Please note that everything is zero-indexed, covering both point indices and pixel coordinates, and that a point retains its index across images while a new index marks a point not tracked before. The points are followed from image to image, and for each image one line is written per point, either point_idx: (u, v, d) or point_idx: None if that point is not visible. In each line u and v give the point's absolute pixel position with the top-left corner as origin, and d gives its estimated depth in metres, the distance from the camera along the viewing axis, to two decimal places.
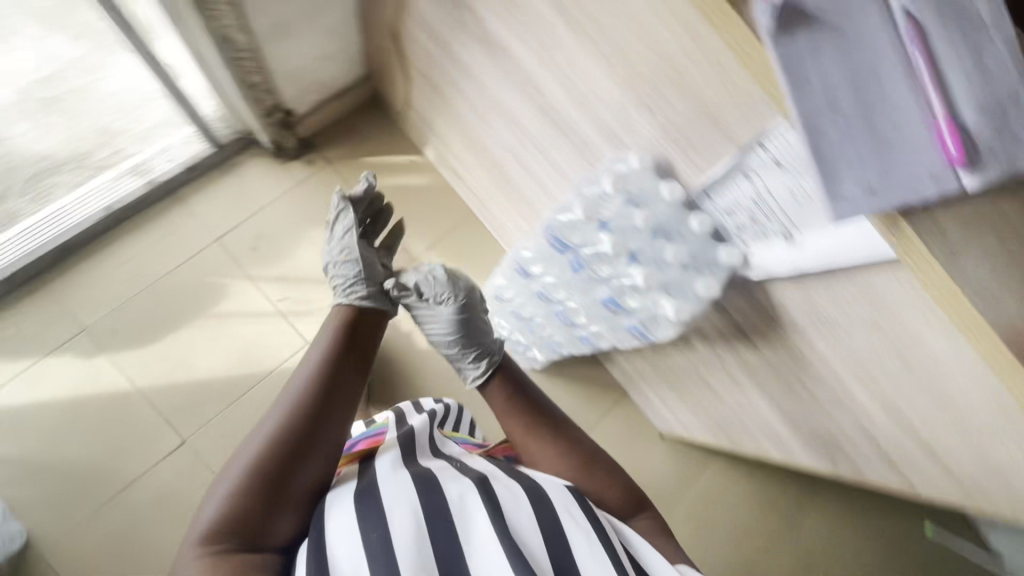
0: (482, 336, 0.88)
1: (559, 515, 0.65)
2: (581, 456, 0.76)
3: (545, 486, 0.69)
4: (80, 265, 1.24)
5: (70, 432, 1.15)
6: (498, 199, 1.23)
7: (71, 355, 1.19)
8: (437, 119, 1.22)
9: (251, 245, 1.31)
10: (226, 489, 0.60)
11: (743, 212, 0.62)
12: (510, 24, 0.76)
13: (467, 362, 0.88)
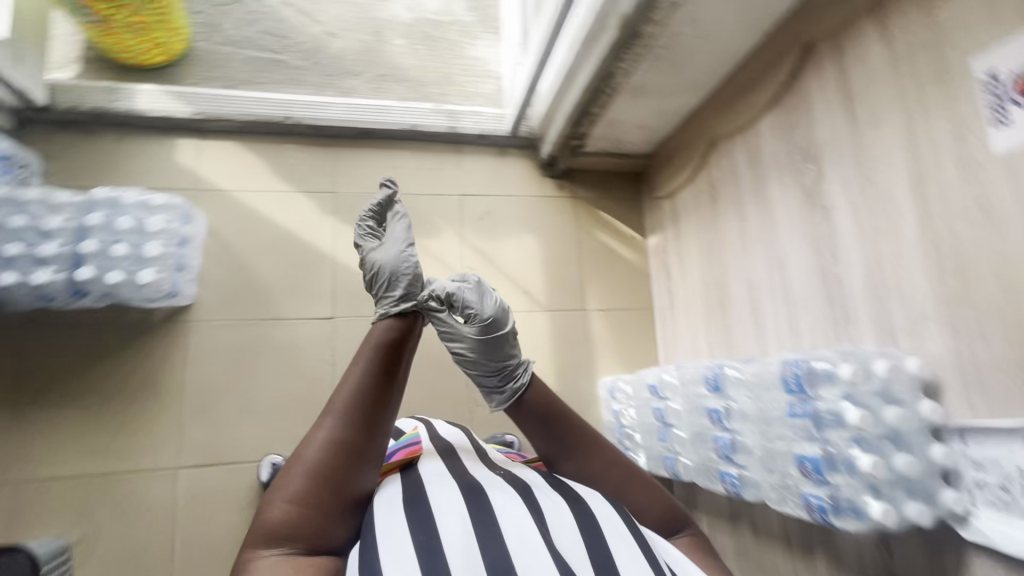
0: (510, 357, 0.90)
1: (602, 529, 0.73)
2: (627, 485, 0.88)
3: (591, 500, 0.79)
4: (365, 149, 1.42)
5: (267, 253, 1.32)
6: (695, 313, 1.29)
7: (309, 202, 1.36)
8: (688, 222, 1.33)
9: (477, 214, 1.46)
10: (278, 497, 0.70)
11: (995, 474, 0.61)
12: (852, 198, 0.84)
13: (498, 378, 0.89)
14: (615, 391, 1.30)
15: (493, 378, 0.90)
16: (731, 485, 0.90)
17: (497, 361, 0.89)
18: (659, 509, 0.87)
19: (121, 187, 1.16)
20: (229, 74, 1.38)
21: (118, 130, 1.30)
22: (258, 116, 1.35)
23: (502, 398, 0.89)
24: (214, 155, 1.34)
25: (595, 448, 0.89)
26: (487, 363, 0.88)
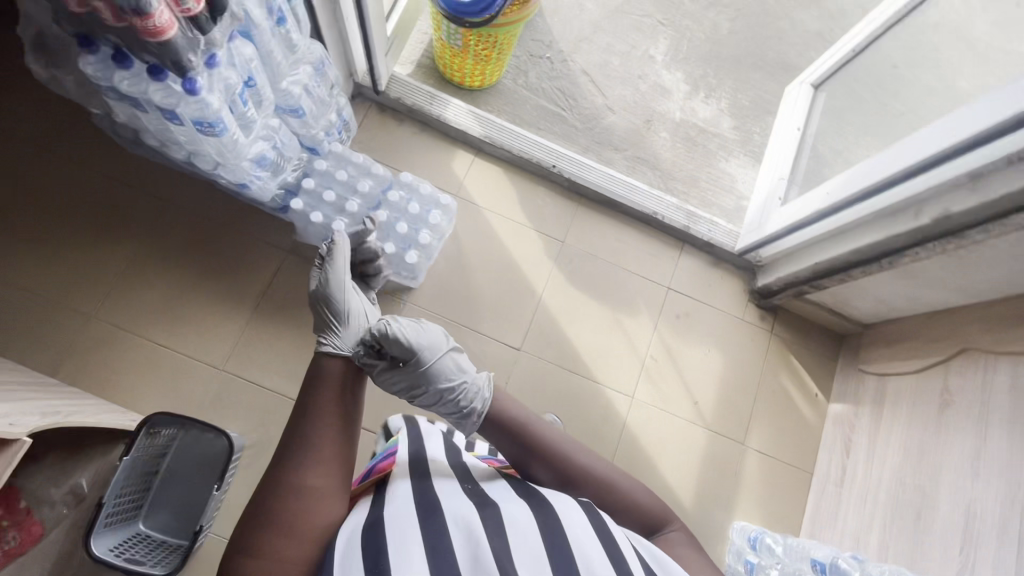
0: (459, 381, 0.95)
1: (561, 525, 0.73)
2: (593, 489, 0.86)
3: (559, 504, 0.78)
4: (604, 216, 1.52)
5: (490, 273, 1.44)
6: (877, 504, 1.23)
7: (539, 242, 1.48)
8: (897, 411, 1.29)
9: (677, 312, 1.50)
10: (259, 550, 0.68)
11: None
12: None
13: (454, 404, 0.93)
14: (757, 541, 1.26)
15: (453, 408, 0.93)
16: None
17: (452, 388, 0.94)
18: (636, 511, 0.86)
19: (420, 183, 1.29)
20: (521, 113, 1.56)
21: (418, 125, 1.50)
22: (534, 156, 1.50)
23: (470, 423, 0.91)
24: (481, 172, 1.50)
25: (554, 454, 0.86)
26: (442, 391, 0.94)
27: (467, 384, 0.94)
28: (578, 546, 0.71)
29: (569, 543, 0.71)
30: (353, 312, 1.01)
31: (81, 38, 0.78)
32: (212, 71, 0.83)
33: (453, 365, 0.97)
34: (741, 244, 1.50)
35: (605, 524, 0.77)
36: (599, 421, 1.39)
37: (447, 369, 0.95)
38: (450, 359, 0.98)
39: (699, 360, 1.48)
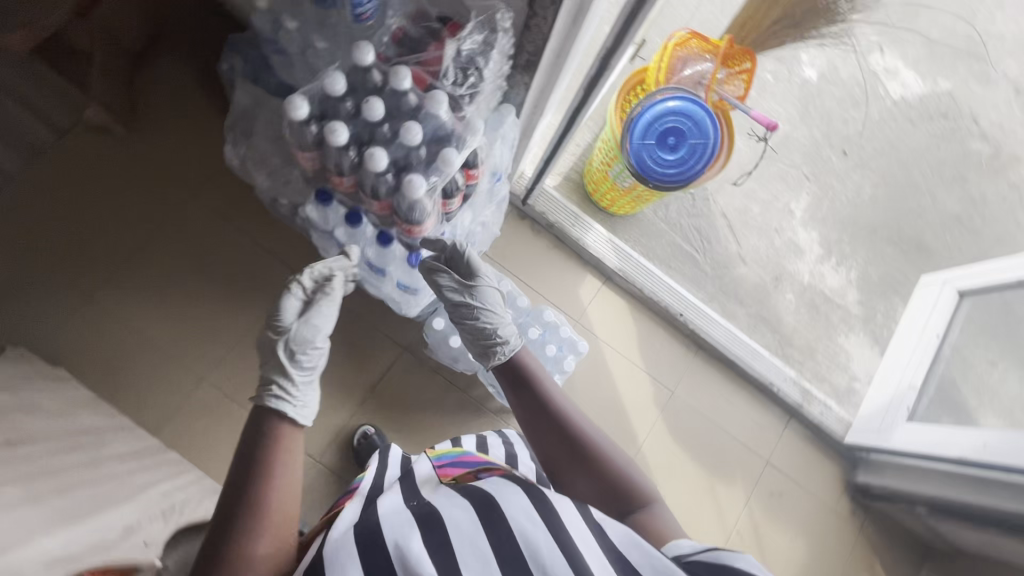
0: (485, 317, 0.88)
1: (498, 506, 0.63)
2: (559, 437, 0.79)
3: (502, 494, 0.65)
4: (717, 373, 1.49)
5: (597, 409, 1.41)
6: None
7: (650, 387, 1.46)
8: None
9: (770, 490, 1.46)
10: None
11: None
12: None
13: (486, 341, 0.87)
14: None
15: (478, 343, 0.87)
16: None
17: (477, 327, 0.87)
18: (603, 475, 0.76)
19: (562, 321, 1.27)
20: (654, 248, 1.54)
21: (555, 241, 1.47)
22: (663, 300, 1.48)
23: (494, 363, 0.85)
24: (607, 303, 1.47)
25: (523, 392, 0.83)
26: (473, 323, 0.88)
27: (491, 323, 0.87)
28: (524, 540, 0.59)
29: (514, 537, 0.60)
30: (319, 335, 0.84)
31: (321, 194, 0.77)
32: (435, 244, 0.82)
33: (482, 300, 0.89)
34: (856, 439, 1.45)
35: (548, 495, 0.65)
36: None
37: (472, 299, 0.88)
38: (483, 285, 0.89)
39: (784, 544, 1.44)
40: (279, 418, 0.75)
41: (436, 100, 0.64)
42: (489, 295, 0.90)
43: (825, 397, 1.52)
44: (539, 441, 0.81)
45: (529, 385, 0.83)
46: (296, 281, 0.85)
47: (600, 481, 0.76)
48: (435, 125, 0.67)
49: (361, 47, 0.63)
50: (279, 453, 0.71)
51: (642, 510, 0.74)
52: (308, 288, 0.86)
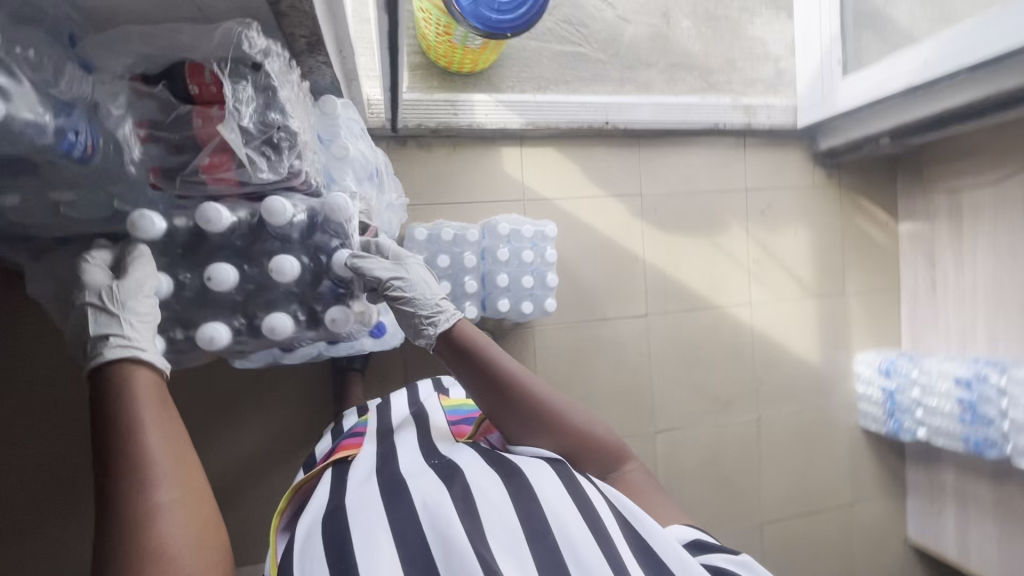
0: (417, 295, 0.76)
1: (527, 480, 0.73)
2: (547, 421, 0.78)
3: (528, 471, 0.75)
4: (668, 147, 1.45)
5: (594, 256, 1.42)
6: (971, 308, 1.50)
7: (622, 204, 1.43)
8: (978, 221, 1.46)
9: (761, 208, 1.54)
10: None
11: None
12: None
13: (426, 320, 0.76)
14: (910, 355, 1.58)
15: (410, 322, 0.77)
16: (978, 443, 1.38)
17: (411, 307, 0.75)
18: (595, 454, 0.82)
19: (518, 219, 1.21)
20: (540, 74, 1.36)
21: (452, 142, 1.30)
22: (581, 121, 1.35)
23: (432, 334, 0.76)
24: (536, 162, 1.36)
25: (498, 387, 0.76)
26: (404, 303, 0.75)
27: (428, 301, 0.76)
28: (556, 521, 0.68)
29: (541, 512, 0.69)
30: (139, 313, 0.61)
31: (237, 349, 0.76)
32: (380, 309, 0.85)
33: (415, 282, 0.76)
34: (810, 119, 1.48)
35: (578, 483, 0.74)
36: (733, 339, 1.55)
37: (408, 282, 0.75)
38: (412, 276, 0.76)
39: (792, 241, 1.57)
40: (121, 363, 0.59)
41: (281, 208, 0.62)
42: (423, 282, 0.77)
43: (765, 96, 1.49)
44: (524, 429, 0.79)
45: (503, 380, 0.76)
46: (85, 257, 0.62)
47: (591, 455, 0.82)
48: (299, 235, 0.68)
49: (208, 217, 0.60)
50: (135, 400, 0.57)
51: (620, 471, 0.85)
52: (105, 263, 0.63)
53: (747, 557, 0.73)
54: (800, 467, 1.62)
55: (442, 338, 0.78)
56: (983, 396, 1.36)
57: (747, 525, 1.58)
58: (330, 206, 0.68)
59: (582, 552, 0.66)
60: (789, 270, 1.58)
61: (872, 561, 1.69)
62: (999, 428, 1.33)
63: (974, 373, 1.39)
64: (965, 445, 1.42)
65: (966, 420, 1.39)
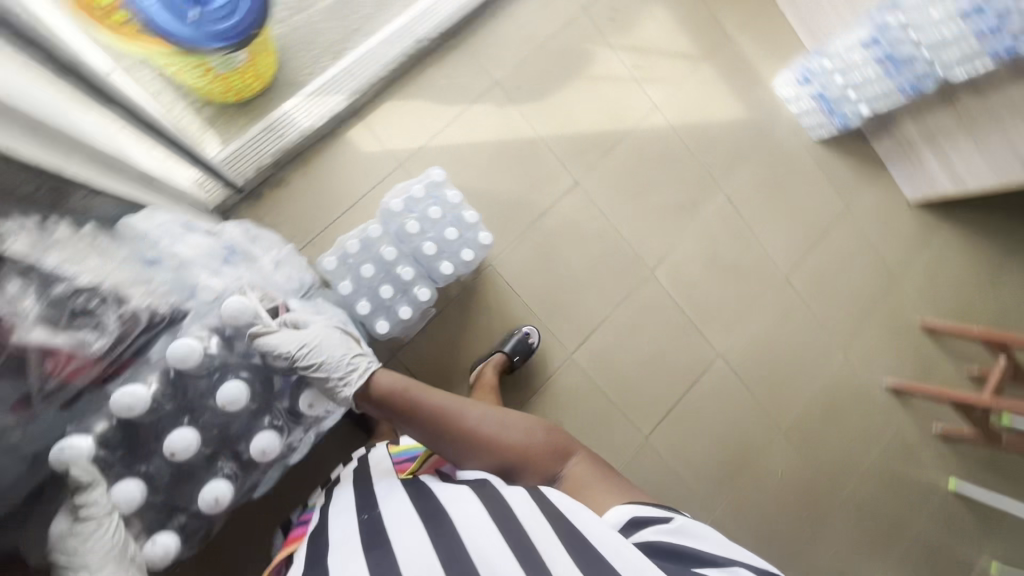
0: (323, 356, 0.89)
1: (446, 508, 0.77)
2: (477, 435, 0.90)
3: (449, 502, 0.78)
4: (491, 23, 1.39)
5: (498, 166, 1.38)
6: None
7: (488, 104, 1.38)
8: None
9: (609, 17, 1.49)
10: None
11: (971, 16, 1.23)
12: None
13: (336, 378, 0.89)
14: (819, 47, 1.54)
15: (324, 383, 0.90)
16: (911, 84, 1.39)
17: (325, 366, 0.89)
18: (530, 460, 0.91)
19: (409, 184, 1.17)
20: (333, 39, 1.27)
21: (301, 161, 1.23)
22: (397, 55, 1.28)
23: (354, 377, 0.89)
24: (387, 123, 1.29)
25: (423, 417, 0.90)
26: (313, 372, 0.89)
27: (335, 355, 0.90)
28: (473, 543, 0.70)
29: (459, 534, 0.71)
30: (99, 563, 0.73)
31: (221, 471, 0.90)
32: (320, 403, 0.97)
33: (320, 340, 0.90)
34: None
35: (499, 493, 0.79)
36: (662, 147, 1.53)
37: (319, 350, 0.89)
38: (317, 340, 0.90)
39: (655, 26, 1.53)
40: None
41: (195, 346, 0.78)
42: (323, 339, 0.90)
43: None
44: (459, 449, 0.90)
45: (428, 411, 0.90)
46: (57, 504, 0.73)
47: (535, 462, 0.90)
48: (215, 362, 0.84)
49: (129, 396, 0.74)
50: None
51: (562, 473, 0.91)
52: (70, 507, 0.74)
53: (685, 526, 0.77)
54: (786, 211, 1.66)
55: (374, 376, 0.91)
56: (891, 43, 1.35)
57: (773, 289, 1.64)
58: (230, 312, 0.85)
59: (498, 560, 0.67)
60: (670, 52, 1.54)
61: (891, 242, 1.77)
62: (920, 58, 1.34)
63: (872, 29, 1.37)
64: (901, 95, 1.44)
65: (890, 74, 1.40)
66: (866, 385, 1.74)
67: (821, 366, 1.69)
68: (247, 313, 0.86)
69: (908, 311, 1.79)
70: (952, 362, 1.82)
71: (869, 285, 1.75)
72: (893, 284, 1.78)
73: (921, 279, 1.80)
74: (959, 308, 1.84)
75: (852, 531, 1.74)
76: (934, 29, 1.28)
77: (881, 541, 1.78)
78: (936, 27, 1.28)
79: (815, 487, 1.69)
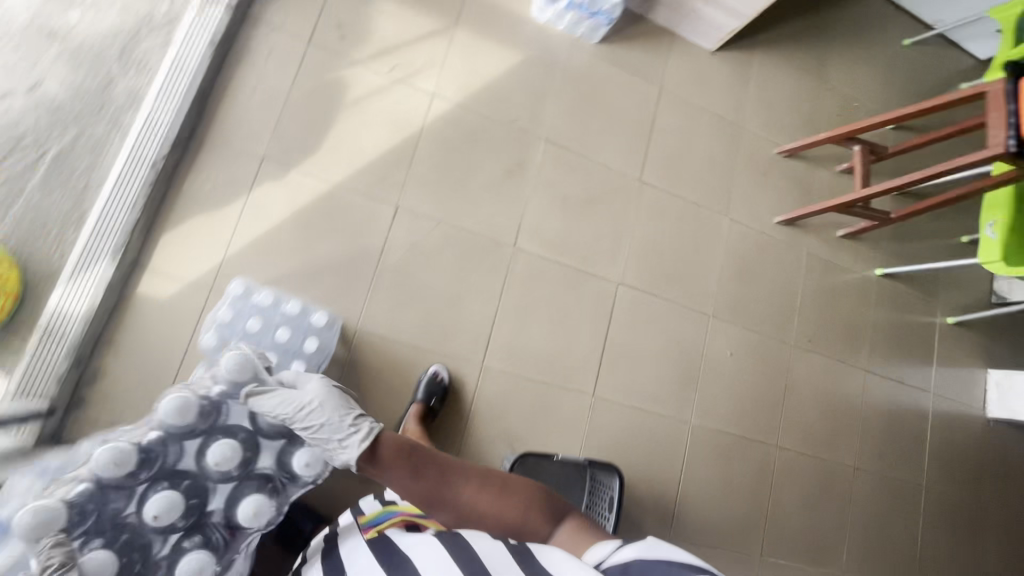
0: (320, 421, 0.91)
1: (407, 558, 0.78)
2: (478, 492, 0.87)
3: (414, 548, 0.79)
4: (223, 105, 1.27)
5: (311, 236, 1.30)
6: None
7: (267, 183, 1.29)
8: None
9: (338, 34, 1.39)
10: None
11: None
12: None
13: (338, 436, 0.90)
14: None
15: (320, 438, 0.91)
16: None
17: (319, 428, 0.91)
18: (524, 515, 0.86)
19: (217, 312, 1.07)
20: (64, 211, 1.15)
21: (101, 345, 1.13)
22: (135, 196, 1.16)
23: (364, 435, 0.89)
24: (172, 259, 1.20)
25: (427, 475, 0.88)
26: (307, 428, 0.91)
27: (333, 420, 0.91)
28: None
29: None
30: None
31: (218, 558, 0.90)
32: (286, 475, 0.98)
33: (319, 403, 0.92)
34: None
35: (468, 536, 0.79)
36: (460, 128, 1.48)
37: (319, 405, 0.92)
38: (313, 398, 0.93)
39: (388, 20, 1.44)
40: None
41: (190, 398, 0.89)
42: (325, 400, 0.93)
43: None
44: (461, 505, 0.86)
45: (431, 467, 0.89)
46: None
47: (538, 527, 0.85)
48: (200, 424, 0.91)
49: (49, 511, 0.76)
50: None
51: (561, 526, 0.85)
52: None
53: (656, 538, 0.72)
54: (608, 121, 1.64)
55: (369, 445, 0.89)
56: None
57: (634, 198, 1.63)
58: (232, 370, 0.95)
59: None
60: (416, 37, 1.46)
61: (716, 97, 1.78)
62: None
63: None
64: None
65: None
66: (761, 233, 1.77)
67: (714, 237, 1.71)
68: (245, 371, 0.95)
69: (763, 147, 1.82)
70: (822, 172, 1.87)
71: (718, 143, 1.77)
72: (738, 131, 1.80)
73: (759, 112, 1.83)
74: (802, 122, 1.90)
75: (817, 360, 1.80)
76: None
77: (844, 355, 1.85)
78: None
79: (766, 343, 1.72)
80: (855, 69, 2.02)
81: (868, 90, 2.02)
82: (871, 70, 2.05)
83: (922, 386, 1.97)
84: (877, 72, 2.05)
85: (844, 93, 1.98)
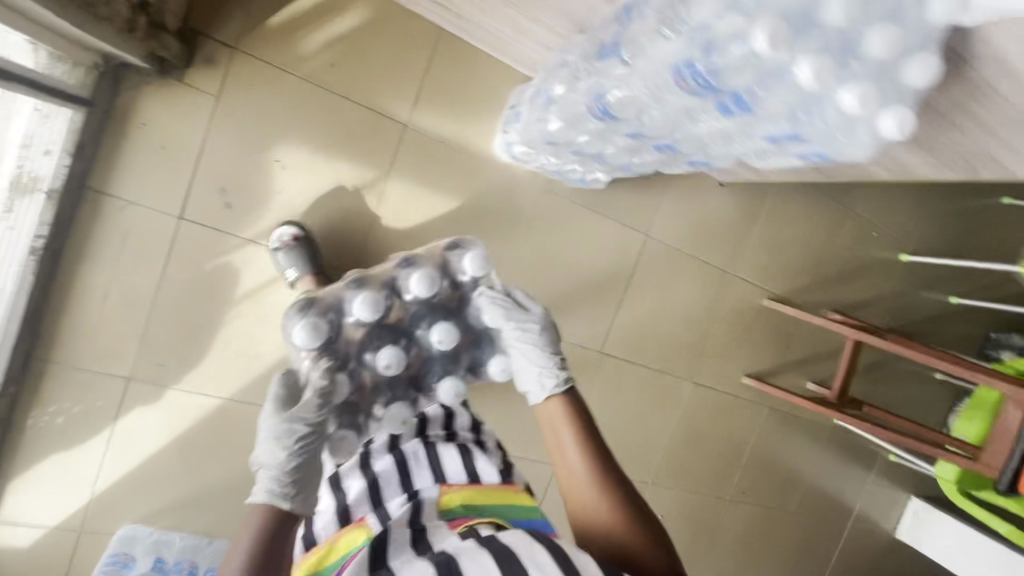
0: (532, 346, 0.95)
1: (517, 557, 0.58)
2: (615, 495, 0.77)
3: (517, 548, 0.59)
4: (65, 321, 0.99)
5: (195, 461, 1.12)
6: (493, 14, 0.96)
7: (137, 407, 1.06)
8: None
9: (222, 202, 1.03)
10: None
11: (629, 139, 0.80)
12: None
13: (547, 372, 0.91)
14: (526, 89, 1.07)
15: (535, 349, 0.95)
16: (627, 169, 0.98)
17: (527, 351, 0.95)
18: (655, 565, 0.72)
19: None
20: None
21: None
22: None
23: (558, 381, 0.90)
24: (28, 503, 1.04)
25: (591, 454, 0.80)
26: (516, 331, 0.96)
27: (544, 352, 0.94)
28: None
29: None
30: None
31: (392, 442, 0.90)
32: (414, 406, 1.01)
33: (531, 330, 0.96)
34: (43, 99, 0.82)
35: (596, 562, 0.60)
36: None
37: (523, 330, 0.96)
38: (526, 325, 0.96)
39: (293, 176, 1.07)
40: None
41: (430, 274, 0.97)
42: (538, 326, 0.97)
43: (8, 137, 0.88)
44: (590, 497, 0.77)
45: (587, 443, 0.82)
46: None
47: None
48: (445, 294, 1.02)
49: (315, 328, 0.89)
50: None
51: None
52: None
53: None
54: (572, 283, 1.36)
55: (560, 392, 0.89)
56: (580, 150, 0.92)
57: (588, 371, 1.43)
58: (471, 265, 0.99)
59: None
60: (334, 198, 1.11)
61: (713, 242, 1.48)
62: (620, 155, 0.91)
63: (536, 120, 0.92)
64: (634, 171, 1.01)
65: (598, 164, 0.97)
66: (725, 392, 1.62)
67: (672, 403, 1.56)
68: (478, 263, 0.99)
69: (752, 297, 1.58)
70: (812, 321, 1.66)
71: (701, 296, 1.52)
72: (728, 280, 1.53)
73: (759, 255, 1.55)
74: (808, 264, 1.63)
75: (750, 507, 1.79)
76: (607, 141, 0.86)
77: (779, 498, 1.84)
78: (609, 140, 0.84)
79: (700, 501, 1.69)
80: (888, 193, 1.69)
81: (896, 217, 1.72)
82: (906, 192, 1.72)
83: (847, 515, 2.01)
84: (911, 194, 1.73)
85: (866, 223, 1.68)
